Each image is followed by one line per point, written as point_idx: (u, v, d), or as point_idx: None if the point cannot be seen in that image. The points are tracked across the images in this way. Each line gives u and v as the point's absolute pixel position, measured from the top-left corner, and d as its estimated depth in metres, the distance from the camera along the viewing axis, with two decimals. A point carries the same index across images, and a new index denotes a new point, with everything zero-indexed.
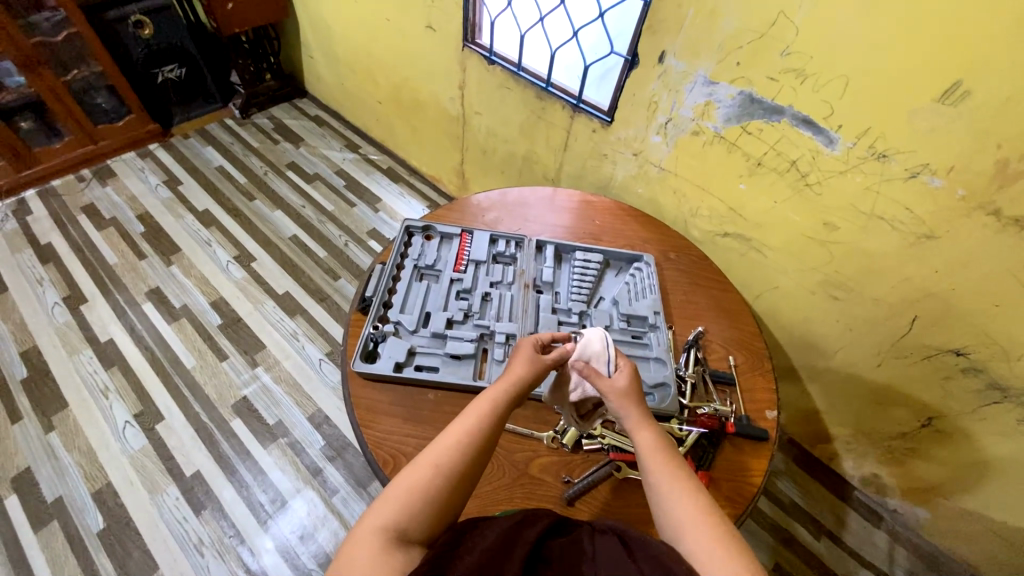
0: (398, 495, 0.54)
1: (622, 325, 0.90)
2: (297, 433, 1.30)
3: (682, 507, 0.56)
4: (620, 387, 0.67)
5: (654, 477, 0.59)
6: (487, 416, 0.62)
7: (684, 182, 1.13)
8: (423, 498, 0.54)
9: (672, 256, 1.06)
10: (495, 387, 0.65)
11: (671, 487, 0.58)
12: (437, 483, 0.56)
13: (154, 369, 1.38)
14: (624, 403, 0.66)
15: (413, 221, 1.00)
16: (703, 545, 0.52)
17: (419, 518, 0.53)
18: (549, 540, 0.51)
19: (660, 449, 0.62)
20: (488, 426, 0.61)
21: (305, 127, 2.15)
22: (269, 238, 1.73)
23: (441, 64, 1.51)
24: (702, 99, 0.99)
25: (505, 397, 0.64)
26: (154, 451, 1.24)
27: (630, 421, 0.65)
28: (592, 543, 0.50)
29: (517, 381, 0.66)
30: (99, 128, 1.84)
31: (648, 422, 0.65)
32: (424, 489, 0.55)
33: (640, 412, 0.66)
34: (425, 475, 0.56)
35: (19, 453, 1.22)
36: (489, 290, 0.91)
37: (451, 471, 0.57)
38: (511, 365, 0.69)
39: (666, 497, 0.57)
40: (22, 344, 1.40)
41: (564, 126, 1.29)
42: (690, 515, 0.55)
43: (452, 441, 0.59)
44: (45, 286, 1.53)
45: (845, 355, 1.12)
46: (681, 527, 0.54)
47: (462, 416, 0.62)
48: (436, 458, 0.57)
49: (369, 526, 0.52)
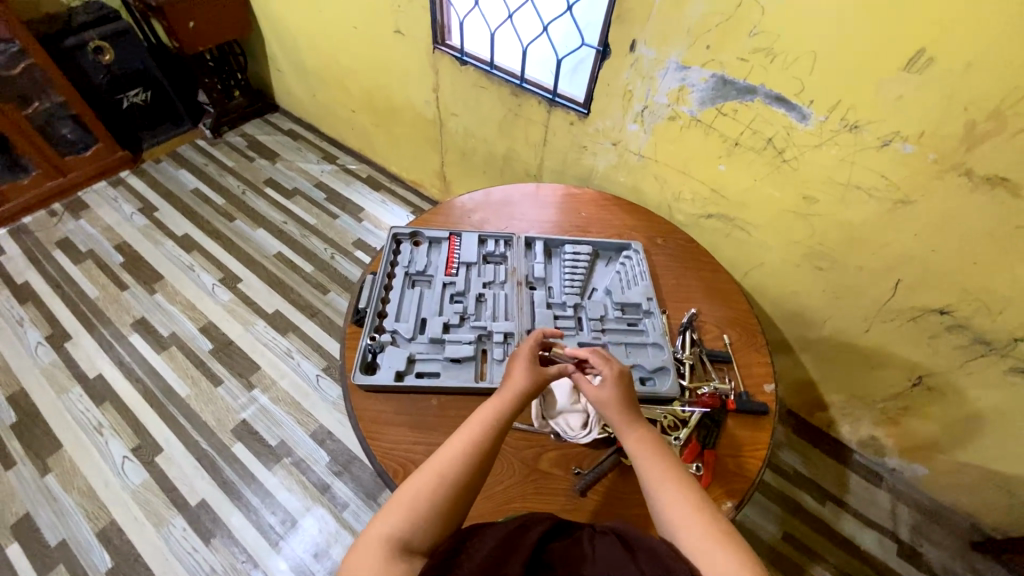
0: (401, 504, 0.55)
1: (617, 313, 0.91)
2: (301, 451, 1.29)
3: (680, 505, 0.57)
4: (608, 392, 0.68)
5: (650, 477, 0.61)
6: (490, 424, 0.62)
7: (664, 168, 1.14)
8: (427, 507, 0.55)
9: (660, 241, 1.07)
10: (498, 396, 0.65)
11: (667, 484, 0.59)
12: (441, 490, 0.56)
13: (146, 401, 1.36)
14: (612, 408, 0.67)
15: (400, 228, 1.00)
16: (699, 542, 0.53)
17: (423, 526, 0.54)
18: (550, 543, 0.52)
19: (653, 450, 0.64)
20: (490, 434, 0.62)
21: (279, 142, 2.12)
22: (253, 258, 1.70)
23: (413, 68, 1.50)
24: (676, 84, 1.00)
25: (509, 406, 0.65)
26: (156, 483, 1.22)
27: (619, 426, 0.66)
28: (592, 542, 0.51)
29: (518, 389, 0.66)
30: (67, 159, 1.79)
31: (639, 423, 0.66)
32: (428, 498, 0.55)
33: (632, 413, 0.67)
34: (429, 483, 0.56)
35: (18, 500, 1.19)
36: (482, 291, 0.91)
37: (455, 479, 0.57)
38: (509, 374, 0.69)
39: (660, 497, 0.59)
40: (8, 388, 1.36)
41: (541, 122, 1.29)
42: (686, 512, 0.56)
43: (456, 450, 0.59)
44: (26, 326, 1.49)
45: (835, 324, 1.15)
46: (677, 525, 0.56)
47: (465, 425, 0.63)
48: (442, 467, 0.58)
49: (373, 534, 0.53)
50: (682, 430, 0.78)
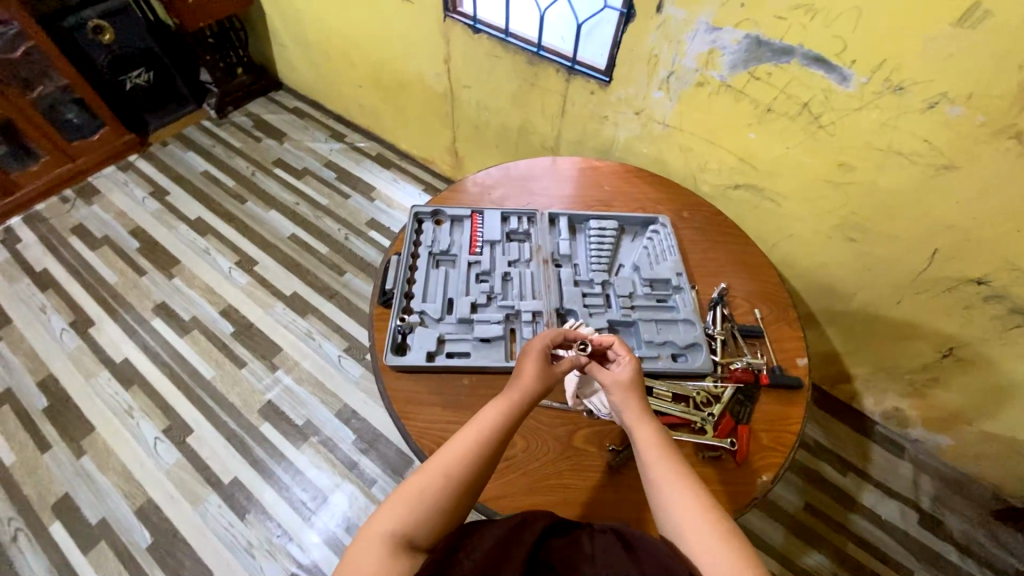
0: (405, 501, 0.57)
1: (646, 290, 0.89)
2: (327, 430, 1.31)
3: (682, 501, 0.57)
4: (619, 382, 0.68)
5: (653, 472, 0.61)
6: (497, 427, 0.63)
7: (690, 137, 1.10)
8: (431, 505, 0.57)
9: (686, 214, 1.04)
10: (504, 398, 0.65)
11: (671, 480, 0.59)
12: (446, 490, 0.58)
13: (173, 384, 1.37)
14: (622, 400, 0.67)
15: (421, 208, 0.97)
16: (702, 539, 0.54)
17: (425, 524, 0.56)
18: (548, 542, 0.55)
19: (658, 446, 0.63)
20: (497, 437, 0.63)
21: (285, 121, 2.08)
22: (268, 240, 1.69)
23: (423, 38, 1.44)
24: (706, 47, 0.95)
25: (515, 409, 0.65)
26: (189, 463, 1.25)
27: (629, 417, 0.66)
28: (591, 541, 0.55)
29: (527, 390, 0.66)
30: (75, 145, 1.77)
31: (646, 418, 0.66)
32: (431, 497, 0.57)
33: (640, 407, 0.67)
34: (436, 482, 0.58)
35: (55, 481, 1.22)
36: (508, 270, 0.90)
37: (459, 480, 0.59)
38: (519, 372, 0.68)
39: (665, 493, 0.59)
40: (37, 373, 1.38)
41: (560, 91, 1.24)
42: (690, 511, 0.56)
43: (462, 452, 0.60)
44: (50, 313, 1.50)
45: (865, 295, 1.12)
46: (680, 523, 0.56)
47: (473, 425, 0.63)
48: (449, 467, 0.59)
49: (375, 529, 0.54)
50: (716, 406, 0.77)
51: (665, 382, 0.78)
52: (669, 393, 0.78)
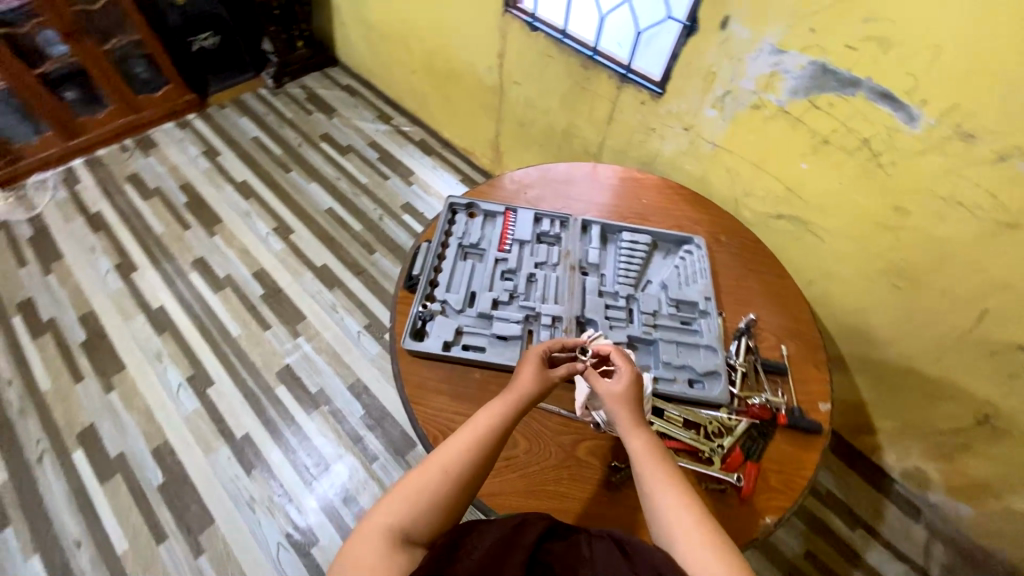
0: (404, 496, 0.57)
1: (671, 310, 0.87)
2: (338, 402, 1.35)
3: (677, 514, 0.57)
4: (614, 391, 0.67)
5: (647, 482, 0.60)
6: (496, 428, 0.63)
7: (738, 160, 1.07)
8: (429, 501, 0.57)
9: (723, 238, 1.02)
10: (503, 399, 0.66)
11: (665, 491, 0.59)
12: (444, 487, 0.59)
13: (201, 336, 1.43)
14: (617, 409, 0.66)
15: (457, 199, 0.98)
16: (697, 553, 0.53)
17: (424, 519, 0.57)
18: (548, 543, 0.55)
19: (651, 456, 0.63)
20: (496, 437, 0.63)
21: (337, 97, 2.13)
22: (307, 211, 1.74)
23: (481, 30, 1.44)
24: (767, 69, 0.92)
25: (515, 410, 0.65)
26: (207, 413, 1.30)
27: (623, 425, 0.66)
28: (591, 545, 0.55)
29: (526, 393, 0.66)
30: (139, 98, 1.85)
31: (641, 427, 0.66)
32: (430, 493, 0.58)
33: (635, 417, 0.66)
34: (435, 479, 0.59)
35: (83, 412, 1.28)
36: (534, 270, 0.89)
37: (459, 477, 0.60)
38: (518, 376, 0.69)
39: (659, 505, 0.58)
40: (80, 308, 1.46)
41: (610, 98, 1.22)
42: (684, 524, 0.56)
43: (460, 450, 0.61)
44: (98, 253, 1.58)
45: (901, 346, 1.07)
46: (674, 536, 0.56)
47: (471, 424, 0.64)
48: (448, 464, 0.60)
49: (374, 523, 0.55)
50: (727, 438, 0.75)
51: (677, 406, 0.77)
52: (680, 418, 0.76)
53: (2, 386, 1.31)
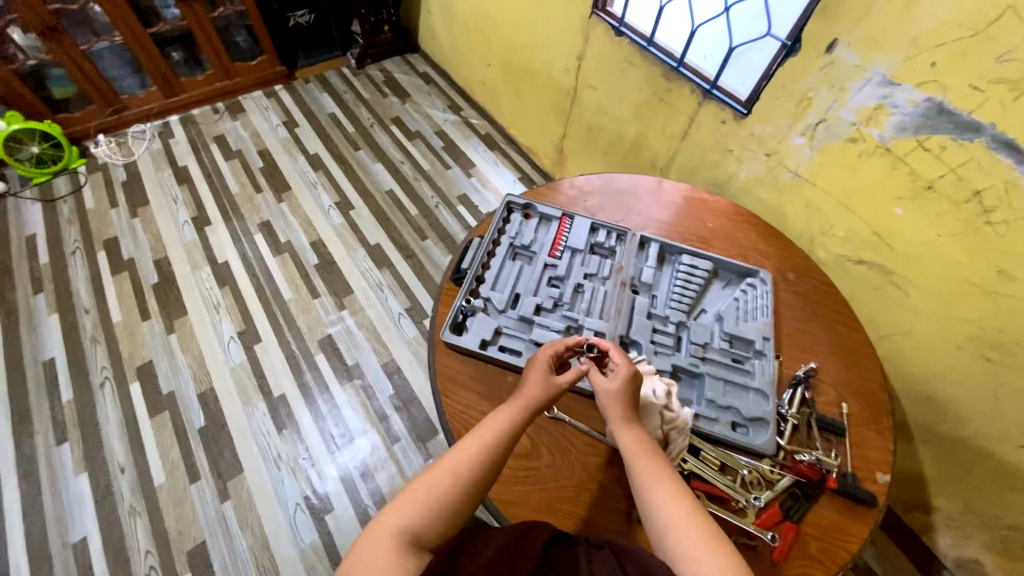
0: (415, 498, 0.56)
1: (723, 345, 0.81)
2: (370, 378, 1.38)
3: (676, 513, 0.56)
4: (609, 389, 0.67)
5: (641, 478, 0.60)
6: (504, 432, 0.63)
7: (821, 195, 0.99)
8: (439, 504, 0.56)
9: (791, 276, 0.95)
10: (512, 404, 0.65)
11: (658, 486, 0.59)
12: (454, 490, 0.58)
13: (256, 294, 1.51)
14: (611, 406, 0.66)
15: (515, 198, 0.96)
16: (691, 544, 0.53)
17: (434, 523, 0.55)
18: (552, 550, 0.56)
19: (643, 452, 0.63)
20: (505, 441, 0.62)
21: (413, 83, 2.18)
22: (369, 190, 1.80)
23: (563, 30, 1.42)
24: (872, 101, 0.84)
25: (524, 415, 0.65)
26: (251, 367, 1.37)
27: (617, 423, 0.66)
28: (589, 562, 0.54)
29: (534, 398, 0.66)
30: (235, 65, 1.97)
31: (633, 423, 0.66)
32: (440, 497, 0.57)
33: (628, 415, 0.66)
34: (445, 482, 0.58)
35: (145, 348, 1.39)
36: (582, 281, 0.86)
37: (469, 480, 0.59)
38: (525, 382, 0.67)
39: (653, 500, 0.58)
40: (157, 253, 1.58)
41: (688, 113, 1.17)
42: (679, 518, 0.56)
43: (470, 452, 0.60)
44: (179, 204, 1.71)
45: (979, 424, 0.96)
46: (668, 529, 0.55)
47: (479, 427, 0.63)
48: (457, 466, 0.59)
49: (385, 526, 0.54)
50: (765, 492, 0.69)
51: (715, 447, 0.72)
52: (717, 460, 0.71)
53: (82, 313, 1.45)
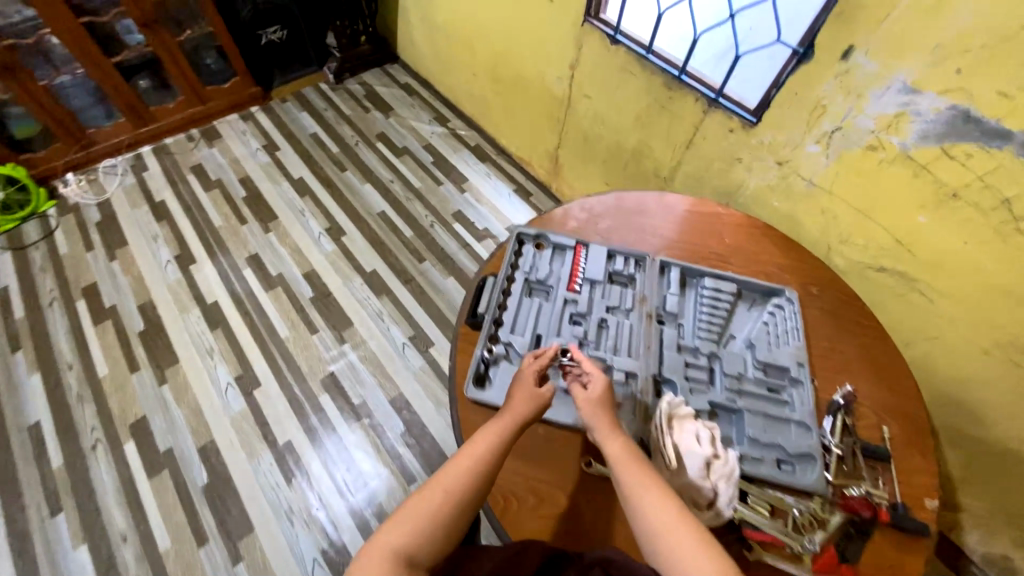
0: (408, 518, 0.56)
1: (758, 375, 0.78)
2: (379, 415, 1.33)
3: (657, 511, 0.56)
4: (591, 397, 0.67)
5: (629, 485, 0.59)
6: (493, 448, 0.62)
7: (838, 203, 0.96)
8: (432, 525, 0.56)
9: (815, 291, 0.92)
10: (498, 420, 0.65)
11: (646, 492, 0.58)
12: (445, 509, 0.57)
13: (251, 335, 1.44)
14: (595, 414, 0.65)
15: (525, 229, 0.92)
16: (681, 548, 0.53)
17: (428, 543, 0.55)
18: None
19: (631, 458, 0.61)
20: (495, 458, 0.62)
21: (395, 95, 2.10)
22: (359, 213, 1.73)
23: (554, 39, 1.37)
24: (893, 109, 0.80)
25: (511, 430, 0.64)
26: (252, 414, 1.31)
27: (597, 426, 0.65)
28: None
29: (522, 415, 0.65)
30: (207, 89, 1.88)
31: (619, 431, 0.65)
32: (433, 515, 0.56)
33: (613, 423, 0.65)
34: (436, 501, 0.57)
35: (137, 402, 1.32)
36: (605, 315, 0.82)
37: (461, 498, 0.58)
38: (512, 398, 0.67)
39: (641, 506, 0.57)
40: (140, 297, 1.50)
41: (692, 122, 1.13)
42: (668, 523, 0.55)
43: (460, 470, 0.60)
44: (159, 243, 1.62)
45: (1010, 427, 0.95)
46: (658, 535, 0.55)
47: (468, 445, 0.63)
48: (448, 484, 0.59)
49: (379, 548, 0.53)
50: (819, 533, 0.66)
51: (763, 490, 0.69)
52: (766, 504, 0.68)
53: (65, 369, 1.37)
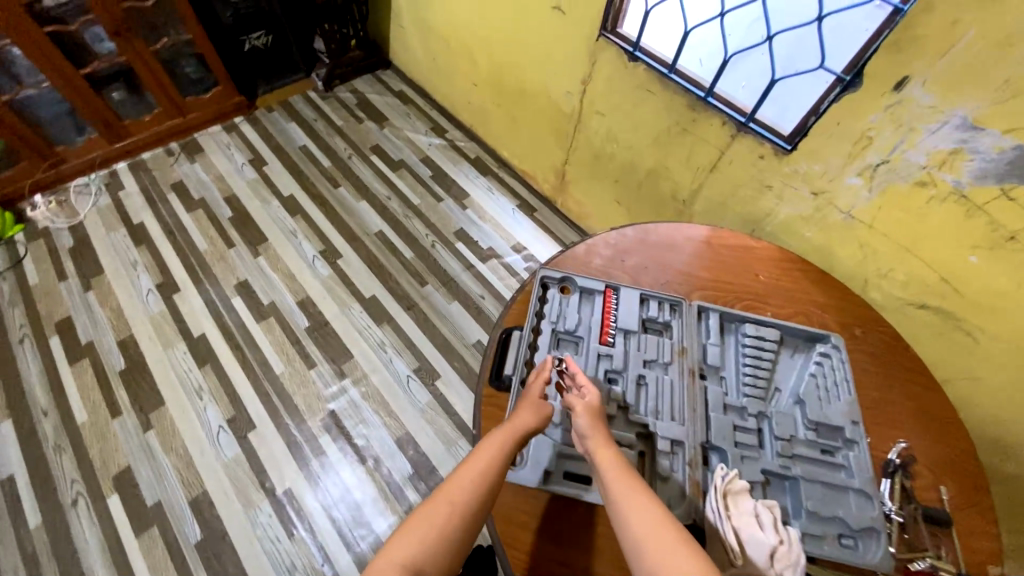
0: (416, 530, 0.56)
1: (810, 436, 0.72)
2: (384, 456, 1.25)
3: (639, 516, 0.56)
4: (583, 406, 0.67)
5: (614, 492, 0.59)
6: (496, 458, 0.62)
7: (878, 237, 0.90)
8: (442, 536, 0.56)
9: (858, 332, 0.86)
10: (501, 431, 0.65)
11: (627, 498, 0.58)
12: (454, 519, 0.57)
13: (243, 371, 1.34)
14: (585, 422, 0.66)
15: (549, 272, 0.84)
16: (662, 550, 0.53)
17: (438, 554, 0.55)
18: None
19: (617, 466, 0.62)
20: (499, 468, 0.62)
21: (389, 104, 2.00)
22: (355, 233, 1.63)
23: (565, 53, 1.28)
24: (950, 144, 0.74)
25: (514, 441, 0.64)
26: (247, 461, 1.21)
27: (589, 435, 0.64)
28: None
29: (526, 425, 0.65)
30: (188, 100, 1.75)
31: (607, 439, 0.65)
32: (440, 527, 0.56)
33: (603, 432, 0.65)
34: (445, 511, 0.58)
35: (121, 451, 1.22)
36: (643, 372, 0.75)
37: (467, 509, 0.58)
38: (517, 410, 0.68)
39: (624, 512, 0.57)
40: (120, 332, 1.39)
41: (718, 146, 1.06)
42: (650, 527, 0.55)
43: (465, 480, 0.60)
44: (140, 271, 1.50)
45: None
46: (641, 539, 0.55)
47: (473, 455, 0.63)
48: (454, 494, 0.59)
49: (388, 558, 0.53)
50: None
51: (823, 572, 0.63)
52: None
53: (39, 416, 1.26)
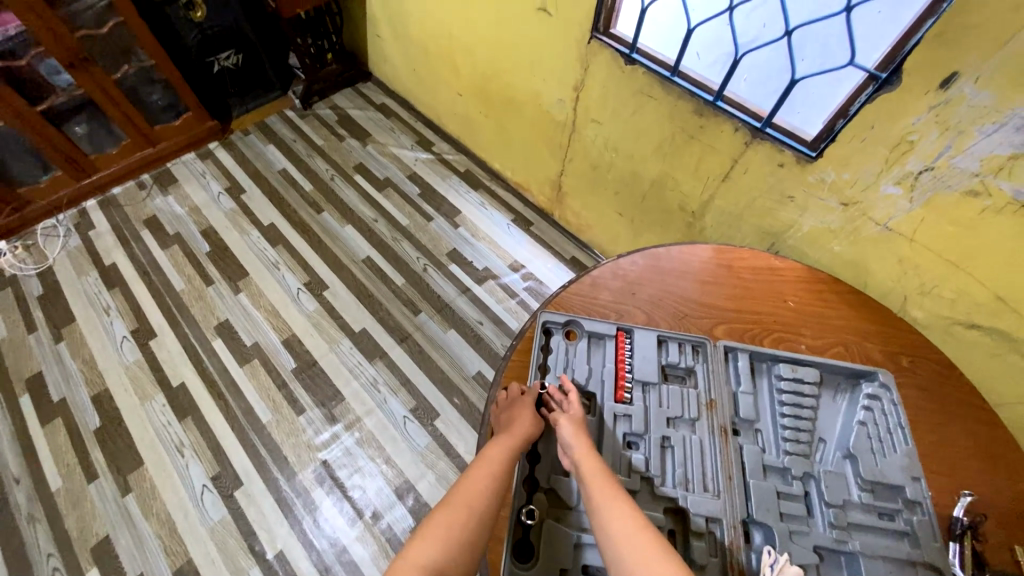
0: (435, 533, 0.52)
1: (865, 498, 0.62)
2: (382, 508, 1.15)
3: (622, 528, 0.52)
4: (569, 418, 0.63)
5: (597, 503, 0.55)
6: (506, 465, 0.59)
7: (921, 251, 0.80)
8: (460, 541, 0.52)
9: (907, 362, 0.74)
10: (507, 438, 0.61)
11: (611, 508, 0.54)
12: (472, 523, 0.54)
13: (228, 422, 1.24)
14: (570, 433, 0.62)
15: (552, 316, 0.74)
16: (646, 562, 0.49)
17: (457, 561, 0.51)
18: None
19: (602, 475, 0.58)
20: (508, 475, 0.59)
21: (371, 118, 1.89)
22: (341, 261, 1.53)
23: (554, 58, 1.18)
24: (1006, 149, 0.64)
25: (520, 447, 0.61)
26: (234, 523, 1.12)
27: (574, 444, 0.61)
28: None
29: (526, 432, 0.62)
30: (157, 129, 1.65)
31: (592, 449, 0.60)
32: (459, 530, 0.53)
33: (587, 441, 0.61)
34: (460, 516, 0.54)
35: (98, 519, 1.12)
36: (667, 433, 0.66)
37: (485, 513, 0.55)
38: (514, 415, 0.64)
39: (606, 524, 0.53)
40: (93, 387, 1.29)
41: (731, 153, 0.95)
42: (634, 540, 0.51)
43: (480, 484, 0.57)
44: (113, 316, 1.41)
45: None
46: (625, 552, 0.51)
47: (484, 460, 0.60)
48: (470, 497, 0.56)
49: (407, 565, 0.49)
50: None
51: None
52: None
53: (9, 484, 1.16)
